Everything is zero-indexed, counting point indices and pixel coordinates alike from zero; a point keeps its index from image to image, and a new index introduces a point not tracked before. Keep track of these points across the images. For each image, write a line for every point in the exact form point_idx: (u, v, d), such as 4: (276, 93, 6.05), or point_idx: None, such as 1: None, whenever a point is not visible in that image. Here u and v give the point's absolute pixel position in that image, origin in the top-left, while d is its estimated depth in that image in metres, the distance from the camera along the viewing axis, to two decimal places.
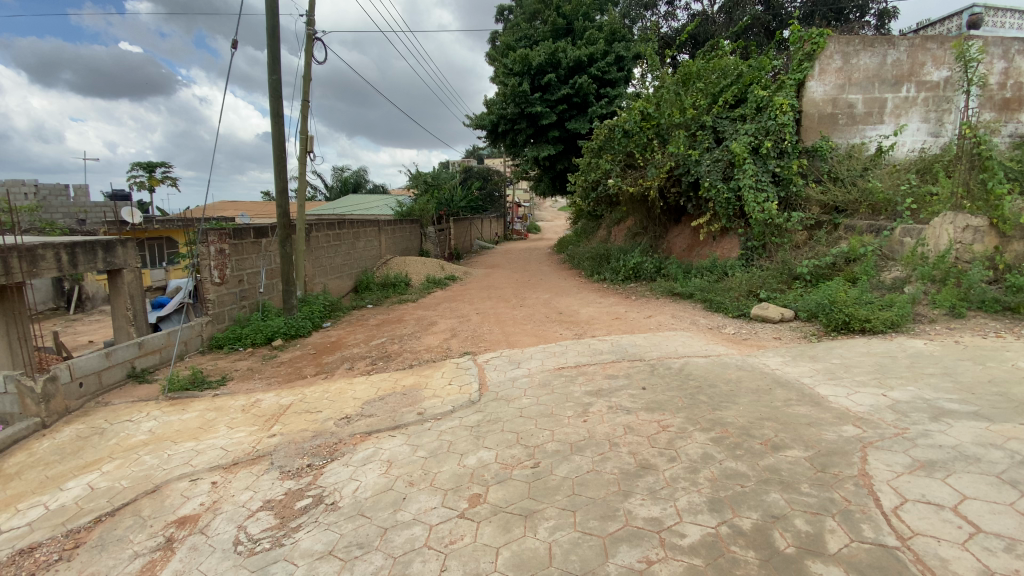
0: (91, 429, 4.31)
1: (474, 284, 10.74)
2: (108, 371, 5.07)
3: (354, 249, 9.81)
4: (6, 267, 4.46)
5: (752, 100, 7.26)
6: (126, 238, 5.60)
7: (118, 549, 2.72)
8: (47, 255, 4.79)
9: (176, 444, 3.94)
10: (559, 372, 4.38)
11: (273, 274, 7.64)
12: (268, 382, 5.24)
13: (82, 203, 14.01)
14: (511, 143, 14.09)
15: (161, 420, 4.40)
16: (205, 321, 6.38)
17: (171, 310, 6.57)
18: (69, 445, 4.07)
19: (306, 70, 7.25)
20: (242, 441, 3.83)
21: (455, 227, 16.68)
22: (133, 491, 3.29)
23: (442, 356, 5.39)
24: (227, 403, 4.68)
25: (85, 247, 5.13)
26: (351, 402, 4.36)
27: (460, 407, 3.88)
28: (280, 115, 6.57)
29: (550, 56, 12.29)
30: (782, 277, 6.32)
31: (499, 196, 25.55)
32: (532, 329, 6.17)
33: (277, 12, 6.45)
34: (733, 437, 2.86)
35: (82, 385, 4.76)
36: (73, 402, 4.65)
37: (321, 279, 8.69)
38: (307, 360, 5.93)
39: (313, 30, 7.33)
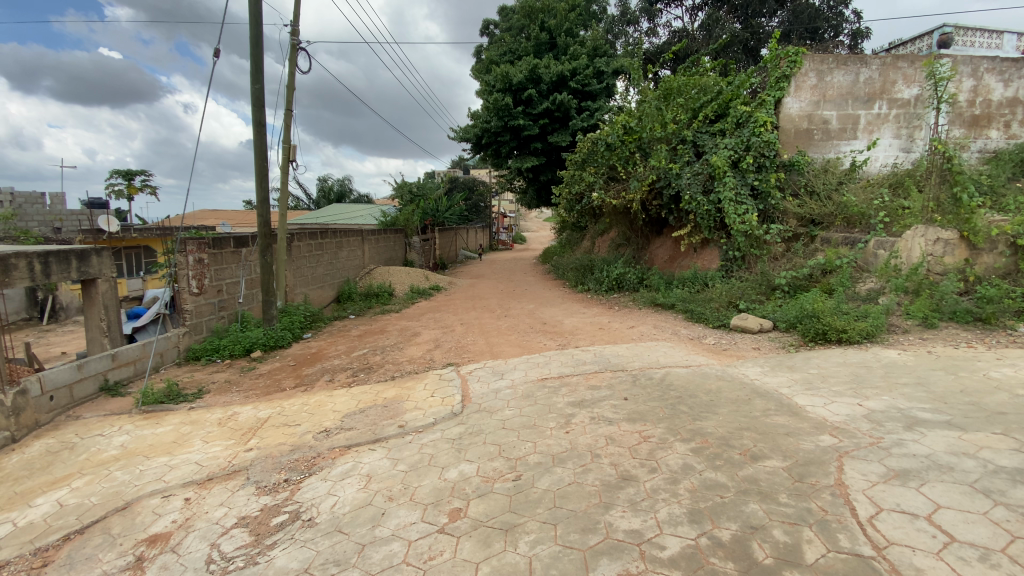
0: (60, 443, 4.16)
1: (458, 294, 10.71)
2: (80, 384, 4.92)
3: (336, 258, 9.72)
4: None
5: (733, 115, 7.44)
6: (101, 247, 5.48)
7: (86, 569, 2.62)
8: (20, 264, 4.64)
9: (149, 459, 3.83)
10: (542, 383, 4.37)
11: (253, 284, 7.51)
12: (246, 394, 5.13)
13: (58, 211, 13.68)
14: (495, 154, 14.15)
15: (133, 434, 4.27)
16: (181, 333, 6.24)
17: (148, 321, 6.41)
18: (38, 460, 3.93)
19: (290, 79, 7.22)
20: (218, 456, 3.73)
21: (440, 236, 16.68)
22: (104, 508, 3.18)
23: (425, 368, 5.35)
24: (203, 417, 4.57)
25: (58, 257, 4.99)
26: (331, 415, 4.29)
27: (442, 418, 3.85)
28: (262, 125, 6.52)
29: (531, 71, 12.41)
30: (761, 288, 6.40)
31: (485, 206, 25.57)
32: (516, 339, 6.15)
33: (261, 21, 6.44)
34: (713, 447, 2.88)
35: (53, 399, 4.61)
36: (43, 415, 4.49)
37: (302, 289, 8.58)
38: (287, 372, 5.83)
39: (297, 40, 7.31)
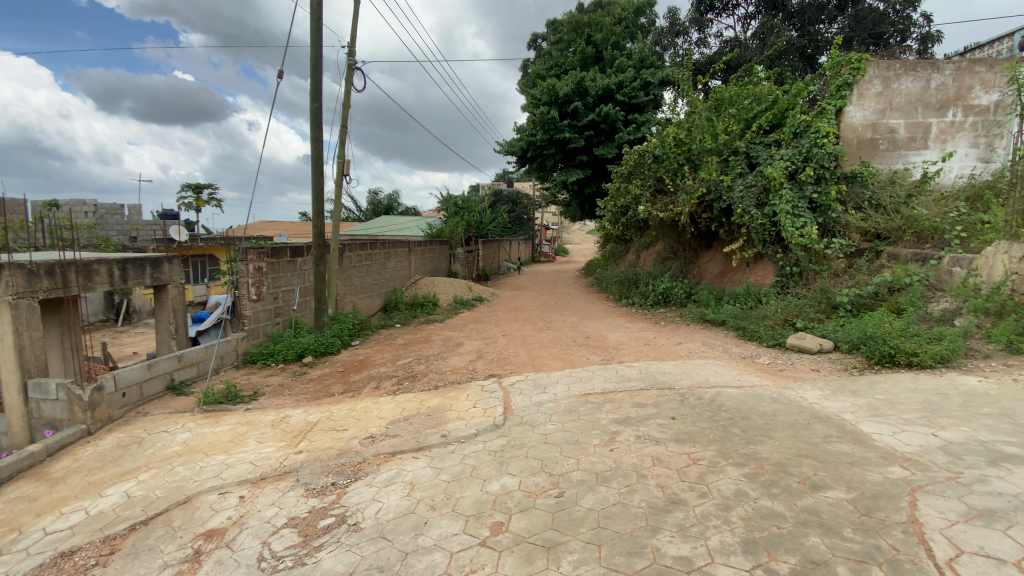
0: (130, 437, 4.47)
1: (501, 305, 10.76)
2: (149, 382, 5.27)
3: (384, 268, 10.02)
4: (64, 281, 4.74)
5: (790, 125, 7.14)
6: (172, 255, 5.89)
7: (149, 558, 2.77)
8: (102, 270, 5.07)
9: (208, 456, 4.04)
10: (585, 398, 4.29)
11: (307, 292, 7.86)
12: (297, 398, 5.34)
13: (135, 221, 14.84)
14: (540, 167, 14.24)
15: (195, 432, 4.53)
16: (240, 337, 6.59)
17: (210, 325, 6.87)
18: (110, 453, 4.23)
19: (345, 97, 7.58)
20: (270, 456, 3.89)
21: (483, 248, 16.88)
22: (166, 502, 3.37)
23: (467, 378, 5.38)
24: (258, 418, 4.79)
25: (135, 263, 5.41)
26: (376, 421, 4.38)
27: (484, 430, 3.85)
28: (319, 141, 6.86)
29: (578, 84, 12.43)
30: (820, 306, 6.08)
31: (528, 219, 25.71)
32: (558, 353, 6.09)
33: (321, 43, 6.80)
34: (768, 474, 2.74)
35: (125, 395, 4.96)
36: (115, 411, 4.84)
37: (352, 298, 8.87)
38: (335, 378, 6.02)
39: (353, 60, 7.68)
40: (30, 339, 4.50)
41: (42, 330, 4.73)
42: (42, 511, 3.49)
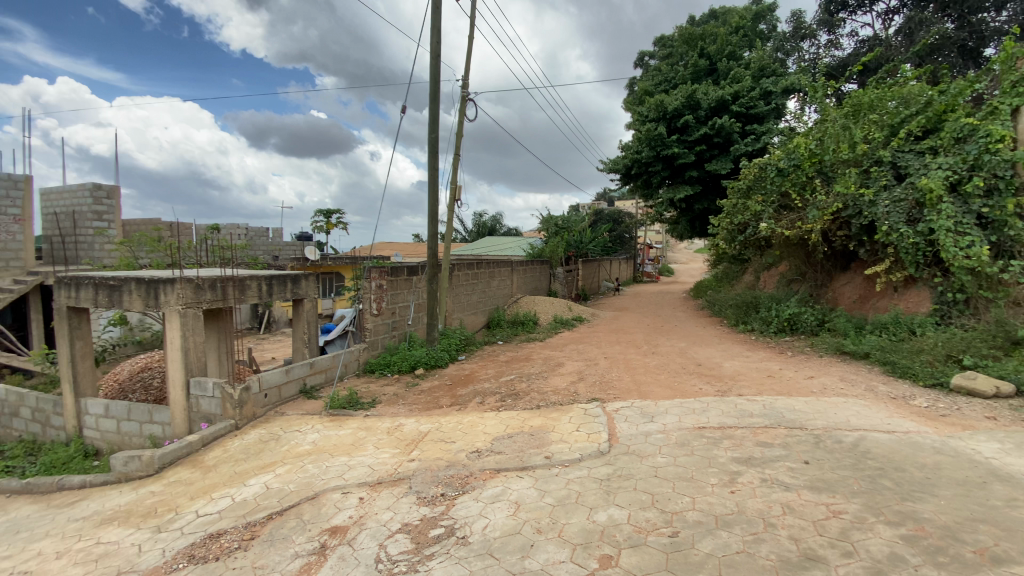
0: (269, 434, 5.07)
1: (602, 326, 10.56)
2: (287, 385, 5.95)
3: (488, 287, 10.38)
4: (225, 294, 5.59)
5: (949, 130, 6.23)
6: (309, 272, 6.66)
7: (284, 547, 3.10)
8: (253, 285, 5.89)
9: (332, 457, 4.44)
10: (700, 432, 4.01)
11: (420, 307, 8.38)
12: (410, 408, 5.68)
13: (278, 242, 17.07)
14: (646, 184, 13.91)
15: (322, 433, 5.02)
16: (362, 348, 7.19)
17: (336, 335, 7.73)
18: (253, 447, 4.83)
19: (459, 126, 8.09)
20: (386, 462, 4.17)
21: (584, 268, 16.77)
22: (297, 495, 3.76)
23: (570, 401, 5.32)
24: (375, 425, 5.17)
25: (279, 280, 6.20)
26: (482, 436, 4.50)
27: (589, 456, 3.77)
28: (436, 168, 7.38)
29: (689, 97, 11.94)
30: (996, 340, 5.12)
31: (631, 238, 25.10)
32: (667, 380, 5.79)
33: (439, 79, 7.37)
34: (933, 539, 2.32)
35: (267, 396, 5.65)
36: (259, 409, 5.53)
37: (459, 314, 9.29)
38: (443, 391, 6.30)
39: (467, 92, 8.20)
40: (193, 342, 5.32)
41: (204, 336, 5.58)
42: (196, 495, 4.05)
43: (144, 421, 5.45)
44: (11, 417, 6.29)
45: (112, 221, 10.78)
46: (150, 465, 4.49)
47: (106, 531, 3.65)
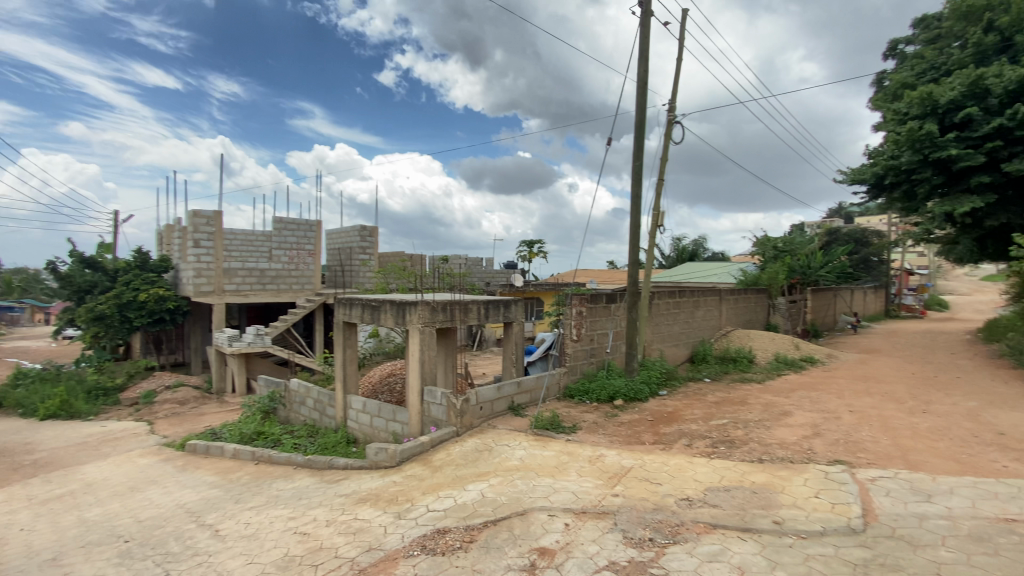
0: (484, 445, 5.57)
1: (841, 371, 8.78)
2: (498, 401, 6.45)
3: (693, 317, 9.71)
4: (452, 315, 6.43)
5: None
6: (517, 298, 7.21)
7: (498, 557, 3.32)
8: (473, 309, 6.67)
9: (538, 476, 4.64)
10: (1014, 532, 2.94)
11: (620, 336, 8.26)
12: (611, 439, 5.60)
13: (491, 270, 19.10)
14: (905, 196, 11.30)
15: (528, 452, 5.31)
16: (563, 372, 7.41)
17: (537, 357, 8.33)
18: (471, 455, 5.35)
19: (664, 150, 7.90)
20: (590, 492, 4.15)
21: (812, 298, 14.33)
22: (508, 509, 4.01)
23: (802, 458, 4.51)
24: (577, 450, 5.24)
25: (494, 304, 6.88)
26: (693, 484, 4.13)
27: (834, 531, 3.11)
28: (640, 194, 7.31)
29: (974, 82, 9.39)
30: None
31: (879, 262, 20.53)
32: (948, 450, 4.45)
33: (645, 106, 7.36)
34: None
35: (482, 409, 6.22)
36: (475, 420, 6.12)
37: (659, 346, 8.89)
38: (646, 426, 6.04)
39: (674, 115, 7.98)
40: (428, 355, 6.18)
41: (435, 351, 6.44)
42: (426, 490, 4.65)
43: (389, 419, 6.49)
44: (299, 405, 8.05)
45: (372, 253, 13.54)
46: (393, 457, 5.38)
47: (359, 509, 4.40)
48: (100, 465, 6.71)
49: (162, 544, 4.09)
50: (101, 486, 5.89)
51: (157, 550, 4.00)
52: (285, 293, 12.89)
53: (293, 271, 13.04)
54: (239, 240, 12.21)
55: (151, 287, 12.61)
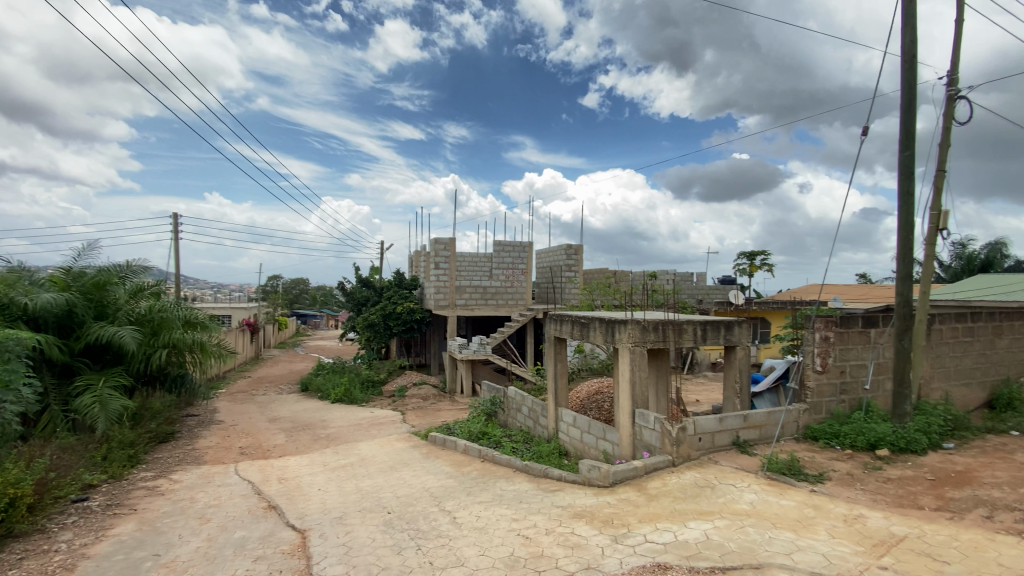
0: (705, 480, 5.06)
1: None
2: (720, 434, 5.76)
3: (992, 348, 7.18)
4: (665, 335, 6.03)
5: None
6: (742, 319, 6.39)
7: None
8: (689, 329, 6.14)
9: (776, 528, 4.02)
10: None
11: (884, 370, 6.63)
12: (873, 497, 4.57)
13: None
14: None
15: (760, 497, 4.64)
16: (802, 409, 6.27)
17: (765, 388, 7.33)
18: (690, 489, 4.91)
19: (945, 133, 6.13)
20: (847, 558, 3.48)
21: None
22: (741, 559, 3.53)
23: None
24: (826, 505, 4.42)
25: (713, 325, 6.22)
26: (995, 568, 3.29)
27: None
28: (911, 192, 5.81)
29: None
30: None
31: None
32: None
33: (915, 81, 5.85)
34: None
35: (701, 440, 5.64)
36: (694, 451, 5.59)
37: (942, 385, 6.82)
38: (924, 485, 4.73)
39: (956, 87, 6.16)
40: (640, 377, 5.91)
41: (646, 373, 6.15)
42: (643, 519, 4.39)
43: (600, 437, 6.46)
44: (516, 412, 8.67)
45: (579, 270, 13.94)
46: (606, 477, 5.26)
47: (575, 524, 4.42)
48: (369, 444, 8.36)
49: (414, 521, 4.81)
50: (371, 461, 7.31)
51: (411, 525, 4.71)
52: (502, 308, 14.25)
53: (509, 287, 14.32)
54: (467, 262, 14.00)
55: (403, 302, 15.43)
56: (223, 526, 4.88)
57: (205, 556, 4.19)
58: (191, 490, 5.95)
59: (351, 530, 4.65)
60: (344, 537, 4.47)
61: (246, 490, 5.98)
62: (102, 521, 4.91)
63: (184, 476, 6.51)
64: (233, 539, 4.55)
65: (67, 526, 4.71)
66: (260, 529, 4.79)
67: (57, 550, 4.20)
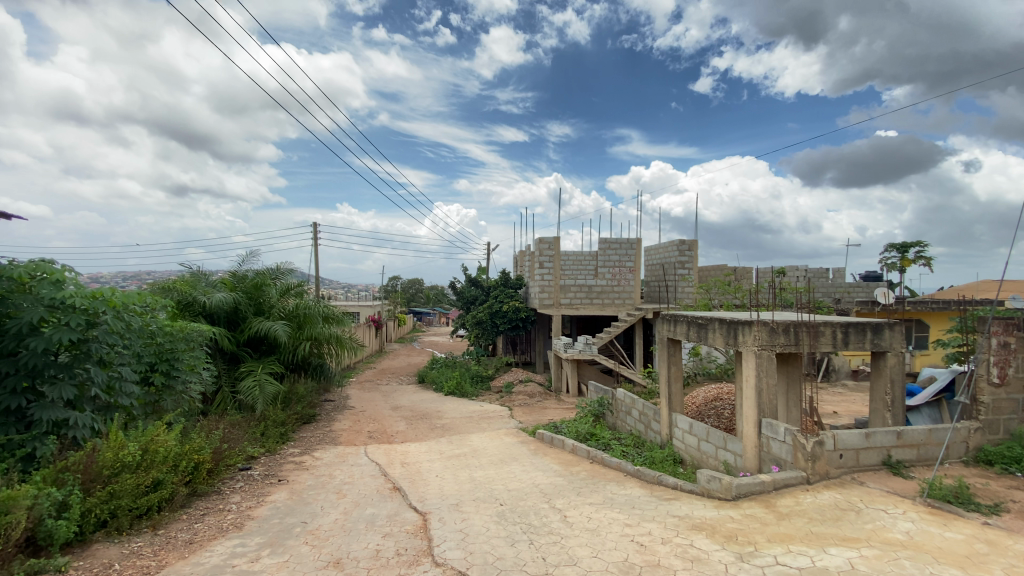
0: (847, 503, 4.47)
1: None
2: (867, 452, 5.05)
3: None
4: (798, 338, 5.44)
5: None
6: (895, 321, 5.53)
7: None
8: (827, 332, 5.47)
9: (941, 565, 3.44)
10: None
11: None
12: None
13: None
14: None
15: (920, 527, 3.99)
16: (974, 427, 5.24)
17: (922, 402, 6.29)
18: (829, 511, 4.37)
19: None
20: None
21: None
22: None
23: None
24: (1003, 540, 3.73)
25: (857, 328, 5.48)
26: None
27: None
28: None
29: None
30: None
31: None
32: None
33: None
34: None
35: (842, 457, 4.99)
36: (833, 469, 4.97)
37: None
38: None
39: None
40: (766, 384, 5.40)
41: (774, 380, 5.60)
42: (772, 538, 3.99)
43: (719, 446, 6.04)
44: (626, 414, 8.43)
45: (692, 268, 13.14)
46: (728, 490, 4.88)
47: (694, 536, 4.16)
48: (481, 437, 8.70)
49: (525, 515, 4.90)
50: (482, 453, 7.61)
51: (522, 519, 4.81)
52: (608, 307, 13.97)
53: (615, 286, 13.98)
54: (572, 261, 13.96)
55: (510, 301, 15.83)
56: (356, 502, 5.41)
57: (342, 527, 4.68)
58: (330, 467, 6.70)
59: (467, 517, 4.88)
60: (460, 524, 4.70)
61: (374, 471, 6.58)
62: (262, 487, 5.73)
63: (324, 454, 7.35)
64: (365, 515, 5.02)
65: (237, 489, 5.57)
66: (387, 507, 5.23)
67: (230, 509, 4.99)
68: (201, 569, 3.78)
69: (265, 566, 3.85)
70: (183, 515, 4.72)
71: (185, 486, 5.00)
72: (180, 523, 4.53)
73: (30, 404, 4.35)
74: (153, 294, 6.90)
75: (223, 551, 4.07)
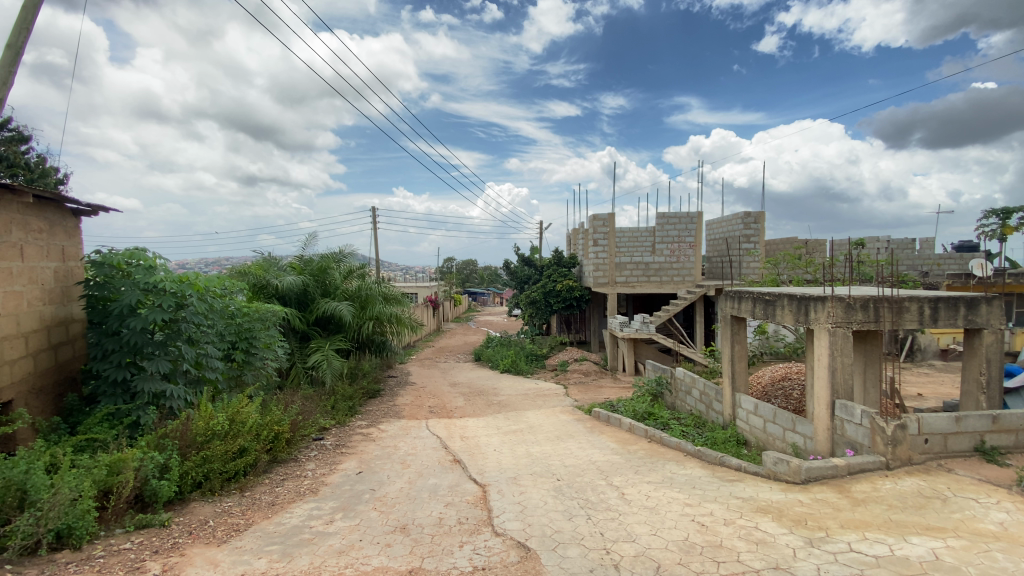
0: (932, 490, 4.15)
1: None
2: (956, 437, 4.64)
3: None
4: (878, 315, 5.03)
5: None
6: (994, 295, 4.99)
7: None
8: (912, 308, 5.01)
9: None
10: None
11: None
12: None
13: None
14: None
15: (1017, 519, 3.64)
16: None
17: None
18: (911, 498, 4.08)
19: None
20: None
21: None
22: None
23: None
24: None
25: (948, 302, 4.99)
26: None
27: None
28: None
29: None
30: None
31: None
32: None
33: None
34: None
35: (927, 442, 4.62)
36: (916, 455, 4.61)
37: None
38: None
39: None
40: (841, 363, 5.06)
41: (851, 360, 5.23)
42: (846, 525, 3.79)
43: (788, 429, 5.76)
44: (686, 394, 8.21)
45: (757, 242, 12.44)
46: (796, 473, 4.67)
47: (759, 519, 4.03)
48: (537, 414, 8.81)
49: (582, 491, 4.95)
50: (539, 430, 7.71)
51: (579, 494, 4.85)
52: (665, 284, 13.57)
53: (673, 262, 13.51)
54: (627, 237, 13.60)
55: (564, 279, 15.71)
56: (419, 472, 5.69)
57: (407, 495, 4.93)
58: (394, 439, 7.05)
59: (525, 490, 4.99)
60: (519, 496, 4.82)
61: (435, 444, 6.85)
62: (334, 456, 6.13)
63: (389, 427, 7.74)
64: (428, 484, 5.27)
65: (312, 457, 5.99)
66: (448, 478, 5.45)
67: (307, 475, 5.39)
68: (283, 528, 4.12)
69: (339, 528, 4.14)
70: (266, 479, 5.17)
71: (267, 453, 5.45)
72: (263, 486, 4.96)
73: (133, 377, 4.88)
74: (232, 278, 7.46)
75: (301, 513, 4.42)
